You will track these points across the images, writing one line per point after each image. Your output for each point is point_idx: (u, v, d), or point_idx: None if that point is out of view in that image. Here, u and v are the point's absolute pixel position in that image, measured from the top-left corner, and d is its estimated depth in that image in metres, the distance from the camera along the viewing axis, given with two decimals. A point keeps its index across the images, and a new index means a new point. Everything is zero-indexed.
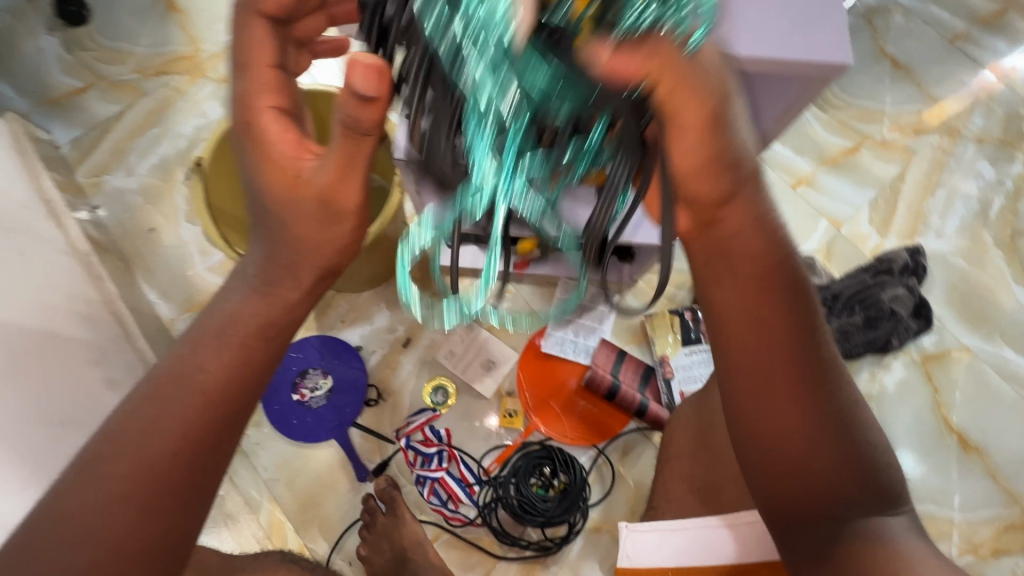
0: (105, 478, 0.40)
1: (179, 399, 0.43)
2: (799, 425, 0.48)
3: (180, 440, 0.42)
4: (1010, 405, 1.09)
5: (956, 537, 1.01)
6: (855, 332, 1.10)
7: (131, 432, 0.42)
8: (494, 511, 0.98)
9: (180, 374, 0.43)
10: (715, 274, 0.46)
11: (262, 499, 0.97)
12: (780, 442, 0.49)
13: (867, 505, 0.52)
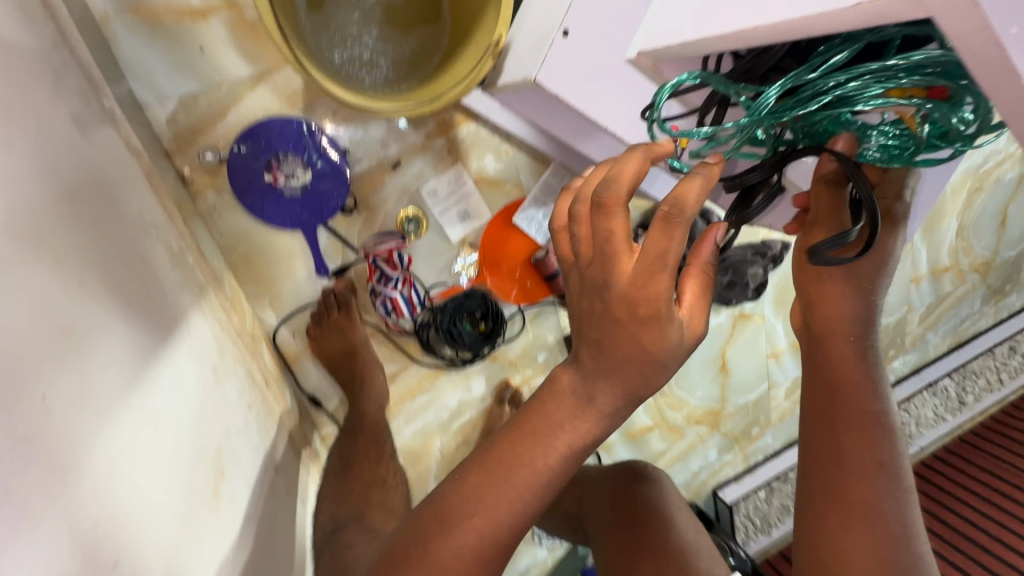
0: (460, 530, 0.49)
1: (517, 483, 0.50)
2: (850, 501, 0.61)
3: (503, 519, 0.50)
4: (759, 354, 1.67)
5: (685, 411, 1.64)
6: (718, 287, 1.48)
7: (480, 506, 0.50)
8: (427, 331, 1.16)
9: (518, 459, 0.50)
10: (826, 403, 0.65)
11: (222, 267, 0.98)
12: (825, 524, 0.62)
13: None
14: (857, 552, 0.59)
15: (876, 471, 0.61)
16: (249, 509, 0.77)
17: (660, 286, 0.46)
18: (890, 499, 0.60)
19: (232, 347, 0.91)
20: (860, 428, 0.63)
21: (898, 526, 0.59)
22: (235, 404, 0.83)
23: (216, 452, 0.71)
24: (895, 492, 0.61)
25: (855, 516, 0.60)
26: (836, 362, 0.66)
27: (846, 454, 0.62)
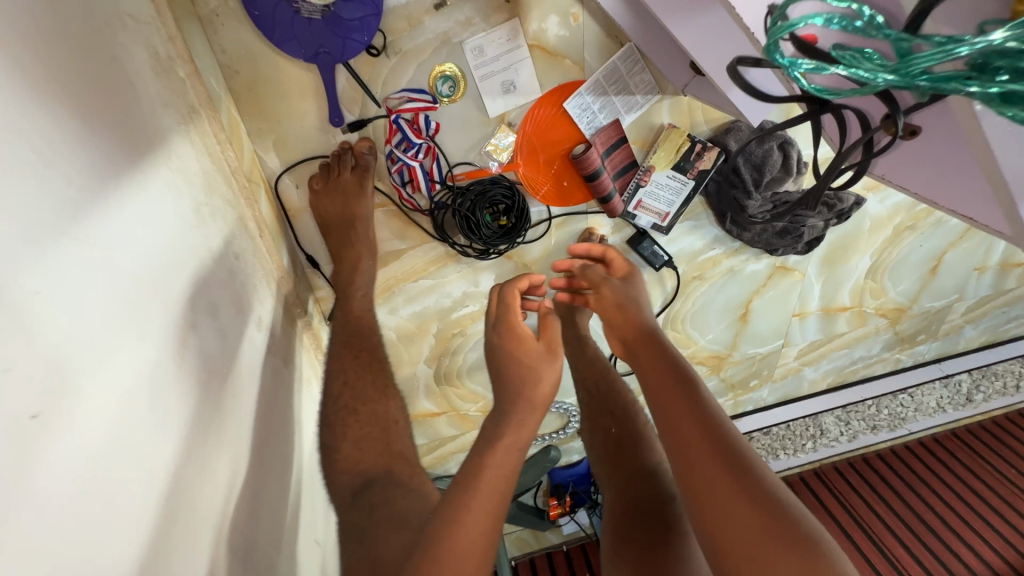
0: (457, 526, 0.61)
1: (479, 507, 0.63)
2: (669, 394, 0.72)
3: (486, 536, 0.62)
4: (785, 311, 1.56)
5: (692, 350, 1.57)
6: (768, 232, 1.32)
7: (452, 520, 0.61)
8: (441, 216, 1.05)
9: (467, 490, 0.64)
10: (652, 357, 0.81)
11: (221, 92, 0.83)
12: (662, 414, 0.71)
13: (718, 433, 0.64)
14: (676, 426, 0.68)
15: (685, 393, 0.71)
16: (227, 364, 0.72)
17: (522, 331, 0.92)
18: (695, 404, 0.69)
19: (221, 186, 0.80)
20: (666, 379, 0.75)
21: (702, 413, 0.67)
22: (215, 251, 0.74)
23: (184, 302, 0.63)
24: (699, 399, 0.69)
25: (677, 437, 0.67)
26: (656, 353, 0.81)
27: (658, 400, 0.73)
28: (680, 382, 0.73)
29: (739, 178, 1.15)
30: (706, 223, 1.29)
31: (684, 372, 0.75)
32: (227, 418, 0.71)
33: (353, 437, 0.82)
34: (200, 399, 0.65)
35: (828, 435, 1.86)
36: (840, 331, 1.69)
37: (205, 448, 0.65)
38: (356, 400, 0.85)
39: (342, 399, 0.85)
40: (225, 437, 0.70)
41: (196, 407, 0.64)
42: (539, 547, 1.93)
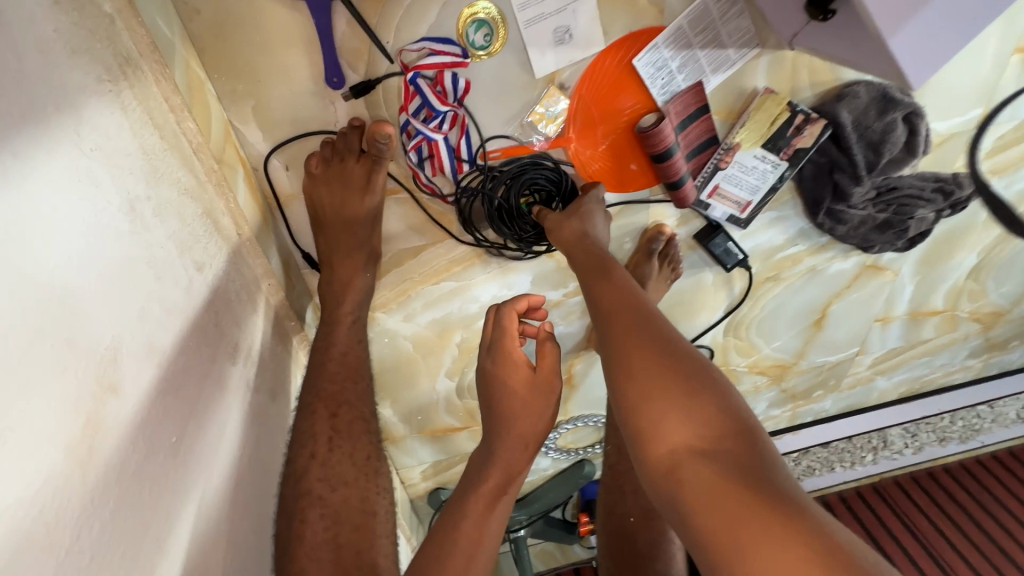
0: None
1: (471, 532, 0.59)
2: (615, 315, 0.60)
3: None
4: (866, 316, 1.33)
5: (752, 359, 1.35)
6: (867, 226, 1.07)
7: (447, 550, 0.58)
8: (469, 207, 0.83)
9: (464, 500, 0.62)
10: (593, 275, 0.69)
11: (174, 38, 0.60)
12: (604, 333, 0.59)
13: (662, 348, 0.53)
14: (615, 344, 0.56)
15: (634, 317, 0.57)
16: (189, 426, 0.51)
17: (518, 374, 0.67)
18: (647, 330, 0.56)
19: (177, 169, 0.58)
20: (614, 302, 0.62)
21: (651, 335, 0.54)
22: (165, 263, 0.52)
23: (107, 351, 0.42)
24: (653, 324, 0.56)
25: (609, 358, 0.55)
26: (602, 274, 0.68)
27: (603, 325, 0.59)
28: (627, 301, 0.61)
29: (846, 159, 0.91)
30: (791, 215, 1.04)
31: (631, 292, 0.62)
32: (194, 502, 0.50)
33: (311, 543, 0.57)
34: (144, 492, 0.44)
35: (891, 448, 1.65)
36: (925, 337, 1.45)
37: (158, 560, 0.44)
38: (328, 485, 0.61)
39: (308, 480, 0.61)
40: (190, 531, 0.49)
41: (137, 507, 0.43)
42: (566, 562, 1.77)
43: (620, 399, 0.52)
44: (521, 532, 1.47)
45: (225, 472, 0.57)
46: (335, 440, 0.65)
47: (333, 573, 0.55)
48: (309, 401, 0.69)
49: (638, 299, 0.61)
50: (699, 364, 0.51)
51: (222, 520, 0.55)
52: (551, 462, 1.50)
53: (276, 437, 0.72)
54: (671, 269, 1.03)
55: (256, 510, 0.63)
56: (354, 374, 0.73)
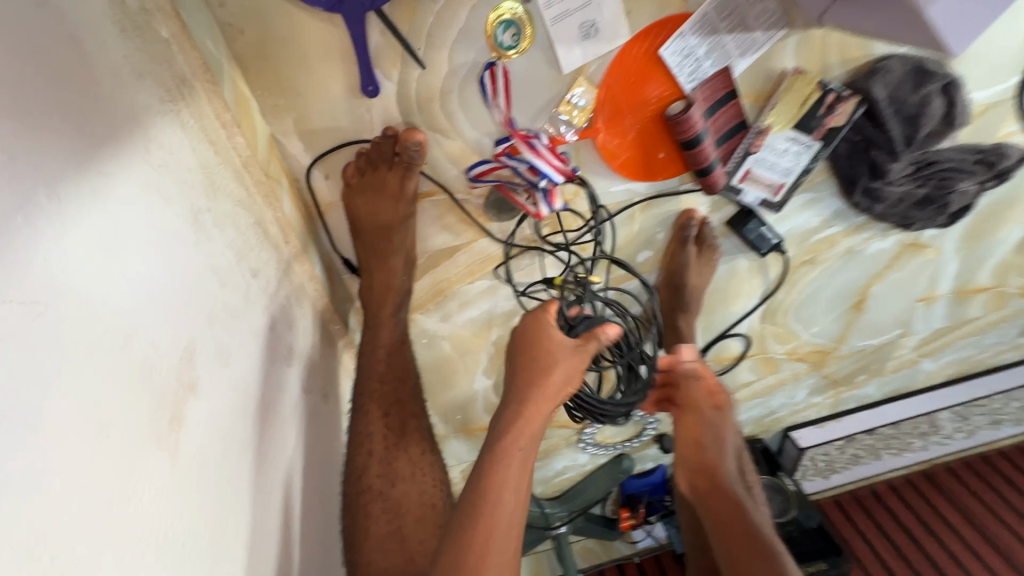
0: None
1: (502, 489, 0.57)
2: (727, 516, 0.78)
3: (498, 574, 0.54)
4: (909, 296, 1.29)
5: (791, 344, 1.32)
6: (905, 203, 1.04)
7: (479, 510, 0.56)
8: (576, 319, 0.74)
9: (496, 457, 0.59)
10: (691, 447, 0.85)
11: (221, 58, 0.64)
12: (718, 527, 0.78)
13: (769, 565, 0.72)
14: (734, 543, 0.75)
15: (750, 542, 0.74)
16: (255, 424, 0.54)
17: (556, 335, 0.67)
18: (763, 562, 0.72)
19: (230, 183, 0.61)
20: (729, 518, 0.78)
21: (766, 557, 0.72)
22: (226, 270, 0.55)
23: (183, 354, 0.44)
24: (769, 553, 0.72)
25: (730, 557, 0.75)
26: (710, 485, 0.82)
27: (725, 546, 0.76)
28: (738, 505, 0.79)
29: (881, 137, 0.89)
30: (827, 196, 1.03)
31: (742, 512, 0.78)
32: (263, 495, 0.53)
33: (376, 536, 0.65)
34: (224, 484, 0.46)
35: (941, 433, 1.65)
36: (972, 316, 1.40)
37: (237, 548, 0.47)
38: (386, 481, 0.68)
39: (368, 477, 0.68)
40: (261, 521, 0.52)
41: (218, 498, 0.45)
42: (608, 559, 1.76)
43: None
44: (562, 528, 1.46)
45: (287, 466, 0.60)
46: (390, 440, 0.71)
47: (395, 558, 0.64)
48: (364, 401, 0.73)
49: (751, 521, 0.77)
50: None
51: (286, 512, 0.58)
52: (590, 457, 1.50)
53: (328, 435, 0.74)
54: (709, 250, 1.03)
55: (314, 504, 0.65)
56: (401, 375, 0.76)
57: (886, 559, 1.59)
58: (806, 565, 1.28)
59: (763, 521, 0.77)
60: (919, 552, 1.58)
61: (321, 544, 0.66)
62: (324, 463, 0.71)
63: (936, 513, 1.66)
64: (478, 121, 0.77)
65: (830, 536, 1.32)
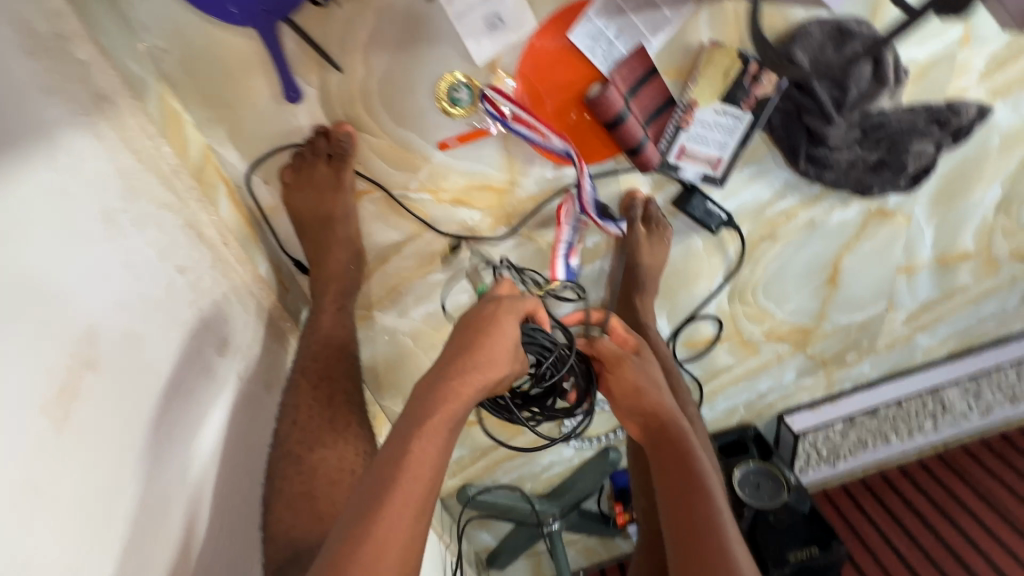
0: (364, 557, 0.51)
1: (417, 470, 0.55)
2: (666, 464, 0.73)
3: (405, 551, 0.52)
4: (886, 266, 1.25)
5: (766, 324, 1.29)
6: (858, 168, 1.02)
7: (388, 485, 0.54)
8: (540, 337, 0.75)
9: (409, 433, 0.57)
10: (629, 399, 0.80)
11: (146, 77, 0.70)
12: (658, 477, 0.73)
13: (705, 514, 0.67)
14: (670, 490, 0.70)
15: (695, 493, 0.69)
16: (165, 405, 0.59)
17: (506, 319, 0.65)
18: (704, 515, 0.67)
19: (156, 188, 0.67)
20: (677, 466, 0.73)
21: (701, 505, 0.67)
22: (144, 265, 0.60)
23: (84, 334, 0.49)
24: (710, 507, 0.67)
25: (667, 507, 0.69)
26: (663, 431, 0.77)
27: (669, 495, 0.71)
28: (679, 453, 0.74)
29: (812, 102, 0.89)
30: (774, 167, 1.02)
31: (690, 462, 0.73)
32: (168, 470, 0.58)
33: (287, 495, 0.72)
34: (122, 454, 0.51)
35: (953, 412, 1.52)
36: (963, 284, 1.34)
37: (133, 514, 0.52)
38: (305, 446, 0.75)
39: (289, 443, 0.76)
40: (165, 493, 0.57)
41: (114, 466, 0.50)
42: (609, 556, 1.73)
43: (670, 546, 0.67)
44: (555, 524, 1.47)
45: (204, 443, 0.64)
46: (316, 409, 0.79)
47: (304, 519, 0.70)
48: (295, 392, 0.80)
49: (697, 470, 0.72)
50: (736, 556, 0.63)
51: (199, 489, 0.63)
52: (576, 451, 1.49)
53: (260, 422, 0.79)
54: (659, 229, 1.04)
55: (234, 483, 0.70)
56: (337, 355, 0.85)
57: (900, 548, 1.41)
58: (794, 552, 1.19)
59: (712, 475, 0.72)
60: (934, 537, 1.41)
61: (239, 521, 0.70)
62: (253, 447, 0.76)
63: (951, 495, 1.49)
64: (401, 117, 0.82)
65: (821, 522, 1.23)
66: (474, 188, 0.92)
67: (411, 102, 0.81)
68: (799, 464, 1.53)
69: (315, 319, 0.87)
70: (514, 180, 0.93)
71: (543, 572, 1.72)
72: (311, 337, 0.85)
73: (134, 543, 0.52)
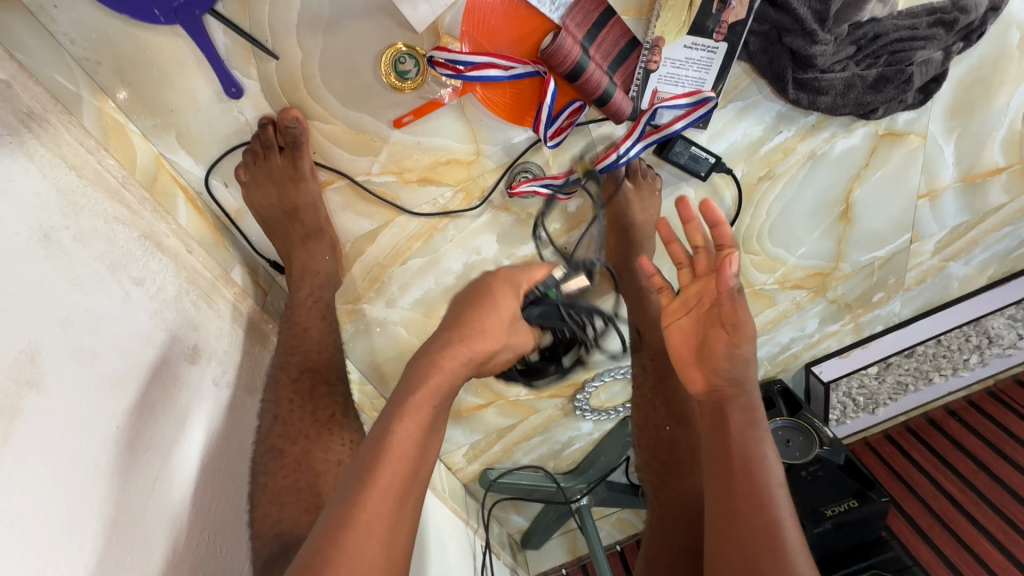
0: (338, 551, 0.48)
1: (399, 450, 0.53)
2: (730, 438, 0.64)
3: (391, 528, 0.51)
4: (906, 193, 1.14)
5: (780, 272, 1.19)
6: (856, 89, 0.92)
7: (371, 462, 0.52)
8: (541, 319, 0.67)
9: (392, 412, 0.55)
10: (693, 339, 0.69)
11: (79, 92, 0.70)
12: (721, 457, 0.64)
13: (765, 514, 0.59)
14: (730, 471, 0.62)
15: (750, 475, 0.61)
16: (125, 419, 0.57)
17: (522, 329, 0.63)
18: (759, 496, 0.60)
19: (104, 203, 0.65)
20: (740, 437, 0.64)
21: (756, 498, 0.60)
22: (92, 280, 0.58)
23: (24, 354, 0.48)
24: (768, 494, 0.60)
25: (728, 493, 0.61)
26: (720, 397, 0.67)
27: (718, 482, 0.63)
28: (748, 432, 0.64)
29: (790, 19, 0.84)
30: (760, 99, 0.96)
31: (754, 436, 0.64)
32: (133, 485, 0.57)
33: (273, 489, 0.73)
34: (72, 474, 0.50)
35: (1001, 343, 1.39)
36: (997, 203, 1.22)
37: (90, 531, 0.50)
38: (288, 439, 0.77)
39: (271, 437, 0.76)
40: (129, 511, 0.56)
41: (65, 482, 0.49)
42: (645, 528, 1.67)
43: (729, 547, 0.59)
44: (584, 500, 1.42)
45: (169, 452, 0.63)
46: (296, 402, 0.79)
47: (292, 509, 0.72)
48: (273, 392, 0.80)
49: (757, 457, 0.62)
50: (792, 550, 0.56)
51: (174, 499, 0.62)
52: (594, 425, 1.43)
53: (242, 427, 0.78)
54: (647, 181, 0.98)
55: (216, 488, 0.70)
56: (318, 349, 0.84)
57: (947, 489, 1.31)
58: (832, 506, 1.10)
59: (775, 451, 0.63)
60: (988, 477, 1.27)
61: (223, 525, 0.69)
62: (236, 450, 0.75)
63: (1005, 431, 1.34)
64: (349, 98, 0.80)
65: (860, 474, 1.14)
66: (438, 164, 0.88)
67: (355, 79, 0.78)
68: (835, 415, 1.44)
69: (294, 315, 0.85)
70: (479, 150, 0.88)
71: (580, 550, 1.68)
72: (292, 332, 0.84)
73: (93, 566, 0.50)
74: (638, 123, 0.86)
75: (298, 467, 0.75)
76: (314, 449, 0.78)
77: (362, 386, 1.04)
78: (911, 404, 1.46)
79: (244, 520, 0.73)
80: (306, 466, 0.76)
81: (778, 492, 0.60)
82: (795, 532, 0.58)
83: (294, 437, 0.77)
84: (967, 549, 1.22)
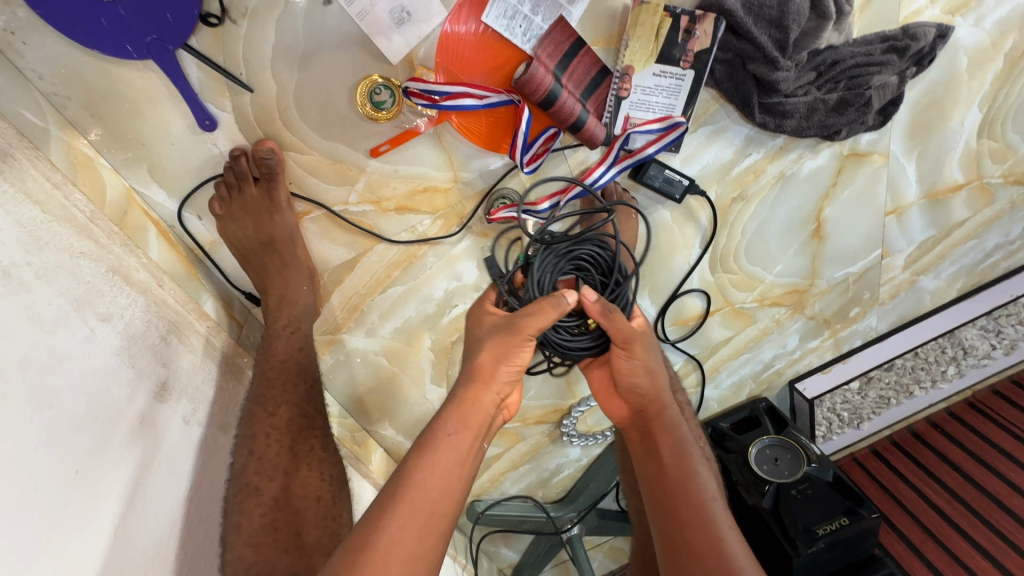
0: None
1: (414, 502, 0.54)
2: (665, 461, 0.67)
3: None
4: (875, 210, 1.18)
5: (758, 290, 1.21)
6: (820, 113, 0.96)
7: (381, 518, 0.53)
8: (547, 280, 0.74)
9: (411, 469, 0.56)
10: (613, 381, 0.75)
11: (47, 127, 0.69)
12: (660, 479, 0.66)
13: (706, 527, 0.60)
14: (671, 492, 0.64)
15: (687, 490, 0.64)
16: (89, 459, 0.55)
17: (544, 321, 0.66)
18: (697, 508, 0.62)
19: (70, 237, 0.63)
20: (672, 459, 0.67)
21: (695, 511, 0.62)
22: (55, 318, 0.56)
23: None
24: (706, 508, 0.62)
25: (671, 512, 0.63)
26: (654, 419, 0.71)
27: (663, 504, 0.64)
28: (677, 450, 0.68)
29: (752, 47, 0.88)
30: (729, 123, 1.00)
31: (686, 455, 0.67)
32: (97, 530, 0.54)
33: (248, 530, 0.70)
34: (28, 520, 0.47)
35: (975, 354, 1.42)
36: (960, 218, 1.26)
37: None
38: (264, 476, 0.74)
39: (245, 475, 0.73)
40: (93, 556, 0.52)
41: (20, 526, 0.46)
42: None
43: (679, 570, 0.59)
44: (575, 530, 1.39)
45: (137, 494, 0.60)
46: (272, 437, 0.77)
47: (268, 550, 0.69)
48: (247, 428, 0.77)
49: (688, 469, 0.66)
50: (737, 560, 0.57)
51: (142, 544, 0.59)
52: (583, 451, 1.41)
53: (215, 467, 0.75)
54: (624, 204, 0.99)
55: (187, 532, 0.66)
56: (295, 382, 0.82)
57: (935, 502, 1.30)
58: (823, 525, 1.09)
59: (704, 468, 0.66)
60: (973, 487, 1.28)
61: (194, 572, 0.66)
62: (208, 492, 0.72)
63: (986, 441, 1.36)
64: (325, 129, 0.80)
65: (849, 489, 1.14)
66: (416, 192, 0.88)
67: (330, 109, 0.79)
68: (820, 432, 1.44)
69: (270, 347, 0.83)
70: (457, 177, 0.89)
71: None
72: (268, 365, 0.82)
73: None
74: (612, 148, 0.88)
75: (271, 508, 0.72)
76: (289, 486, 0.75)
77: (342, 420, 1.01)
78: (895, 418, 1.47)
79: (217, 564, 0.70)
80: (281, 505, 0.73)
81: (714, 503, 0.63)
82: (736, 537, 0.60)
83: (269, 475, 0.74)
84: (959, 561, 1.19)
